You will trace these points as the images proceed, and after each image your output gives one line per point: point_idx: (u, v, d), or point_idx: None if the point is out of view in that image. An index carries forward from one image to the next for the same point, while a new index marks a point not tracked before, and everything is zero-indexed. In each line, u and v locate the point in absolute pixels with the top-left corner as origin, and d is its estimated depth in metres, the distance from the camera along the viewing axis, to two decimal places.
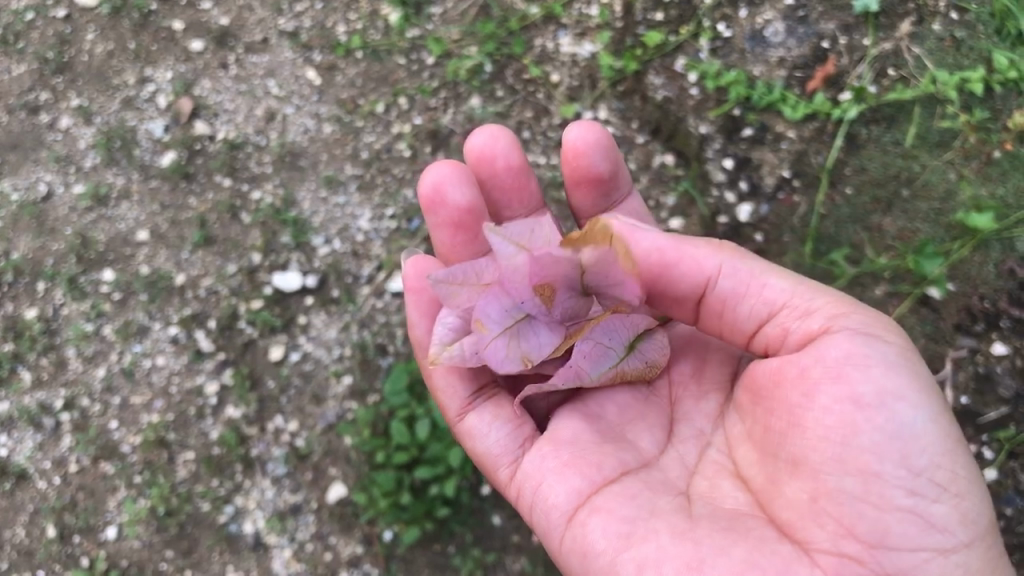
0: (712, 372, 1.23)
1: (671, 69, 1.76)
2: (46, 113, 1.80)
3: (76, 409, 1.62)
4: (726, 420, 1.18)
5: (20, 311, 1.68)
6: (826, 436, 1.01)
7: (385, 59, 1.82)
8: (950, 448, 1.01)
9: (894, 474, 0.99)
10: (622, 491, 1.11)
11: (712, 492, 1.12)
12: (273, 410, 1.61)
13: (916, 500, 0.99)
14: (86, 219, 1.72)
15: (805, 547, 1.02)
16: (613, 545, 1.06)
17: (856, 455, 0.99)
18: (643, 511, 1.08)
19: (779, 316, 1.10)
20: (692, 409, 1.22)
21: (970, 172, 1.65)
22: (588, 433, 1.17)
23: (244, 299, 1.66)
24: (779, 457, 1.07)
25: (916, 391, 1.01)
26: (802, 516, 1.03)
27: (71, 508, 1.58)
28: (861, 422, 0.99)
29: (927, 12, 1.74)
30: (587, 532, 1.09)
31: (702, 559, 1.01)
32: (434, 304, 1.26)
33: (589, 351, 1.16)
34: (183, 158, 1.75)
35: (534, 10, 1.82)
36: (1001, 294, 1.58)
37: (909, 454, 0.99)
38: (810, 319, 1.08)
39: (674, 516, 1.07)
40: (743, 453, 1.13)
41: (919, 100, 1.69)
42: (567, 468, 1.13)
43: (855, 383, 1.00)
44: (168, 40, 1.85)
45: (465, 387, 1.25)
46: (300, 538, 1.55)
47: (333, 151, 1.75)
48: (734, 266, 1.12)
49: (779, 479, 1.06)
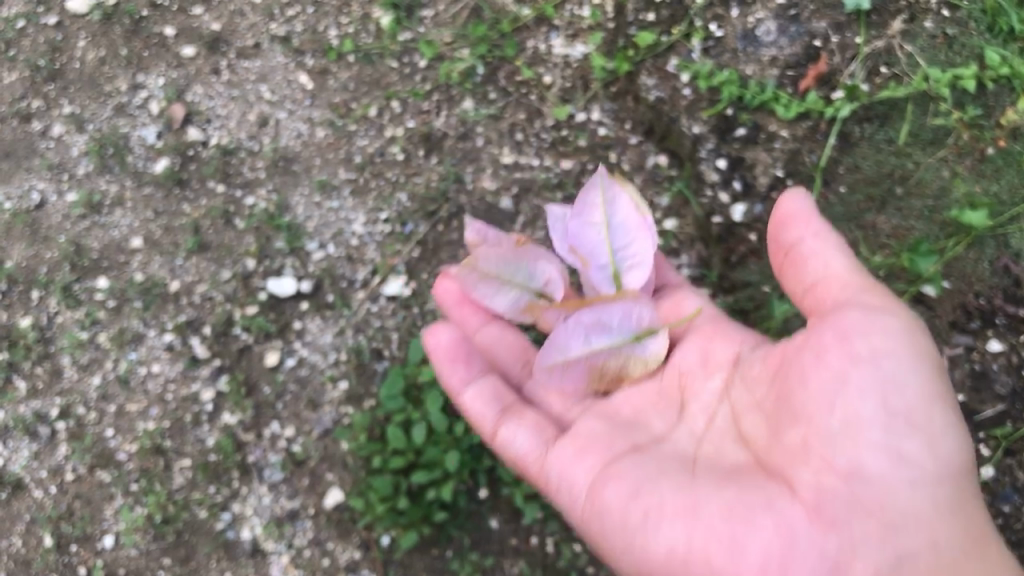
0: (717, 354, 1.23)
1: (663, 70, 1.75)
2: (38, 121, 1.80)
3: (72, 417, 1.63)
4: (732, 392, 1.18)
5: (15, 320, 1.68)
6: (822, 389, 1.03)
7: (377, 62, 1.81)
8: (929, 395, 1.02)
9: (874, 417, 1.00)
10: (628, 461, 1.14)
11: (713, 456, 1.14)
12: (269, 416, 1.61)
13: (890, 436, 0.99)
14: (79, 227, 1.72)
15: (791, 486, 1.03)
16: (620, 502, 1.10)
17: (843, 400, 1.01)
18: (645, 475, 1.11)
19: (832, 282, 1.11)
20: (701, 387, 1.22)
21: (963, 169, 1.65)
22: (602, 425, 1.22)
23: (238, 305, 1.66)
24: (776, 418, 1.09)
25: (896, 342, 1.03)
26: (794, 462, 1.04)
27: (67, 517, 1.59)
28: (851, 373, 1.02)
29: (918, 10, 1.74)
30: (598, 496, 1.13)
31: (699, 501, 1.05)
32: (453, 350, 1.30)
33: (592, 324, 1.27)
34: (176, 164, 1.75)
35: (526, 11, 1.82)
36: (996, 291, 1.59)
37: (886, 397, 1.00)
38: (845, 287, 1.10)
39: (667, 475, 1.10)
40: (748, 419, 1.13)
41: (912, 97, 1.69)
42: (581, 452, 1.19)
43: (854, 341, 1.03)
44: (159, 47, 1.84)
45: (492, 407, 1.28)
46: (297, 544, 1.56)
47: (326, 155, 1.75)
48: (821, 232, 1.14)
49: (777, 435, 1.08)
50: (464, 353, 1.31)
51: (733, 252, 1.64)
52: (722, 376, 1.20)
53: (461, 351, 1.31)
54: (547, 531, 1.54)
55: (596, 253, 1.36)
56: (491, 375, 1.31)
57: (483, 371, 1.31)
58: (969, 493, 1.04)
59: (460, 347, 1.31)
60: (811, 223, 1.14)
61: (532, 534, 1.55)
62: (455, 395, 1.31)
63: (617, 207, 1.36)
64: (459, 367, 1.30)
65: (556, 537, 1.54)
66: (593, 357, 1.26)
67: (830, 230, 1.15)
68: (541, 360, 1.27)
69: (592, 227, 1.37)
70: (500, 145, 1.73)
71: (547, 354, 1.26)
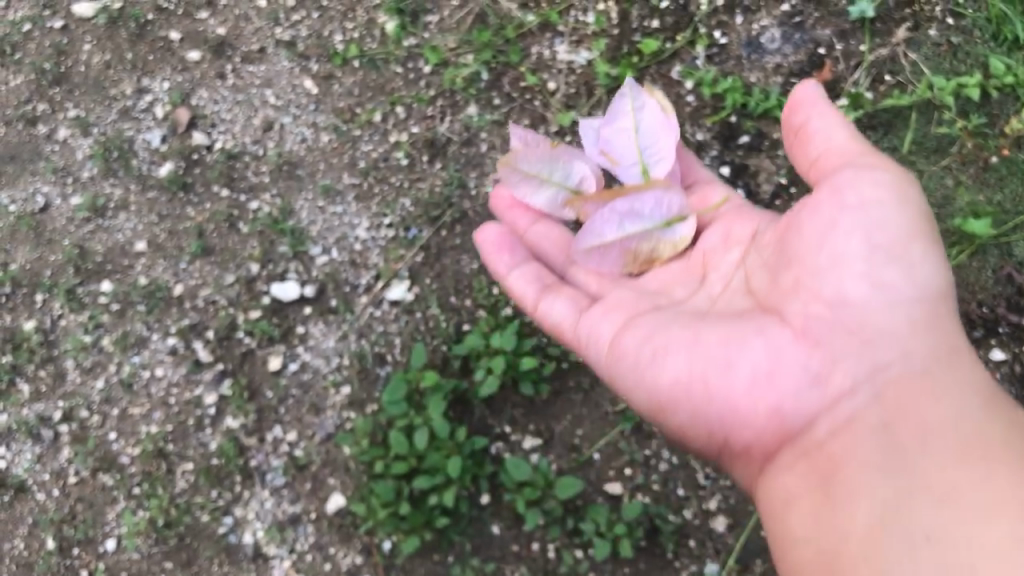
0: (738, 231, 1.31)
1: (667, 76, 1.76)
2: (44, 124, 1.81)
3: (74, 421, 1.63)
4: (747, 259, 1.26)
5: (19, 323, 1.69)
6: (814, 234, 1.13)
7: (382, 67, 1.81)
8: (912, 234, 1.10)
9: (857, 253, 1.09)
10: (645, 316, 1.26)
11: (724, 306, 1.24)
12: (272, 420, 1.61)
13: (869, 269, 1.09)
14: (83, 231, 1.73)
15: (783, 318, 1.14)
16: (635, 347, 1.22)
17: (830, 243, 1.11)
18: (657, 322, 1.23)
19: (832, 153, 1.17)
20: (721, 260, 1.30)
21: (967, 178, 1.65)
22: (630, 294, 1.32)
23: (242, 309, 1.67)
24: (778, 256, 1.19)
25: (884, 190, 1.11)
26: (788, 297, 1.15)
27: (70, 520, 1.59)
28: (840, 219, 1.11)
29: (922, 18, 1.74)
30: (617, 344, 1.25)
31: (698, 340, 1.17)
32: (500, 244, 1.41)
33: (626, 212, 1.37)
34: (181, 168, 1.76)
35: (531, 18, 1.81)
36: (999, 299, 1.58)
37: (869, 235, 1.09)
38: (842, 151, 1.17)
39: (676, 321, 1.22)
40: (757, 271, 1.23)
41: (916, 105, 1.69)
42: (608, 310, 1.30)
43: (844, 191, 1.12)
44: (164, 51, 1.84)
45: (534, 285, 1.38)
46: (299, 549, 1.56)
47: (330, 160, 1.75)
48: (826, 113, 1.20)
49: (777, 279, 1.18)
50: (509, 244, 1.41)
51: None
52: (739, 249, 1.28)
53: (506, 244, 1.41)
54: (549, 537, 1.54)
55: (626, 154, 1.47)
56: (534, 261, 1.41)
57: (526, 258, 1.41)
58: (951, 311, 1.13)
59: (505, 241, 1.41)
60: (816, 108, 1.20)
61: (533, 539, 1.55)
62: (502, 280, 1.41)
63: (644, 112, 1.47)
64: (503, 256, 1.40)
65: (558, 542, 1.54)
66: (627, 242, 1.36)
67: (836, 111, 1.21)
68: (578, 244, 1.37)
69: (622, 131, 1.48)
70: (504, 151, 1.74)
71: (584, 236, 1.36)
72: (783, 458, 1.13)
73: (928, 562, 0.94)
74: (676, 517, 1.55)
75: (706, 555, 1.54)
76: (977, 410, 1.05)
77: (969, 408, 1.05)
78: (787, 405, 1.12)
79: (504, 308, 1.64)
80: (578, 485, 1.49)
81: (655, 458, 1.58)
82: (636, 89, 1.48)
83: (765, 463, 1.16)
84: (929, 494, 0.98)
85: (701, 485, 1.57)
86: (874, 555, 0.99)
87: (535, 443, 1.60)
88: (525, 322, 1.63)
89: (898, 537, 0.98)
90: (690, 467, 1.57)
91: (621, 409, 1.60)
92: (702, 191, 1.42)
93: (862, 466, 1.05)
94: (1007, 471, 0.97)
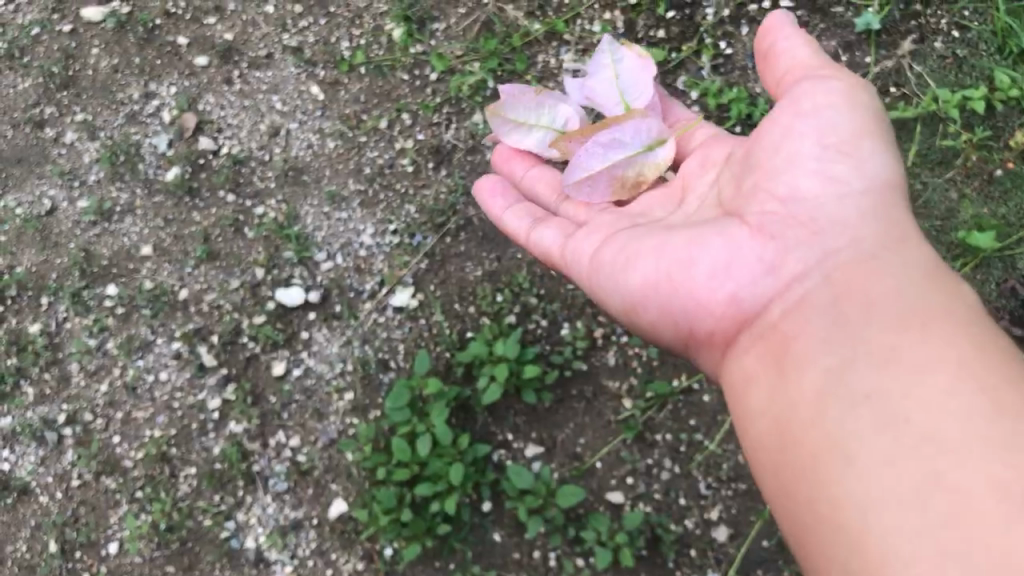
0: (714, 153, 1.30)
1: (672, 86, 1.76)
2: (51, 128, 1.82)
3: (78, 424, 1.64)
4: (720, 176, 1.25)
5: (24, 325, 1.69)
6: (773, 139, 1.13)
7: (388, 74, 1.81)
8: (864, 132, 1.09)
9: (808, 152, 1.09)
10: (620, 230, 1.27)
11: (694, 218, 1.23)
12: (275, 425, 1.62)
13: (821, 164, 1.08)
14: (89, 234, 1.73)
15: (743, 217, 1.13)
16: (610, 255, 1.23)
17: (787, 144, 1.11)
18: (631, 231, 1.24)
19: (795, 69, 1.18)
20: (698, 181, 1.29)
21: (971, 191, 1.64)
22: (610, 214, 1.33)
23: (247, 314, 1.67)
24: (743, 165, 1.19)
25: (837, 96, 1.11)
26: (748, 199, 1.14)
27: (73, 523, 1.60)
28: (795, 123, 1.12)
29: (928, 30, 1.74)
30: (593, 256, 1.26)
31: (663, 243, 1.17)
32: (496, 187, 1.46)
33: (609, 140, 1.35)
34: (187, 172, 1.76)
35: (537, 26, 1.81)
36: (1003, 312, 1.58)
37: (821, 134, 1.09)
38: (801, 64, 1.17)
39: (647, 230, 1.22)
40: (725, 184, 1.23)
41: (922, 117, 1.68)
42: (591, 230, 1.31)
43: (799, 97, 1.13)
44: (172, 55, 1.85)
45: (525, 219, 1.40)
46: (301, 554, 1.56)
47: (336, 166, 1.76)
48: (792, 34, 1.19)
49: (742, 187, 1.17)
50: (504, 186, 1.46)
51: None
52: (715, 169, 1.27)
53: (502, 186, 1.46)
54: (550, 545, 1.54)
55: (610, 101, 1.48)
56: (529, 201, 1.44)
57: (522, 198, 1.44)
58: (906, 201, 1.11)
59: (500, 183, 1.46)
60: (783, 30, 1.20)
61: (535, 547, 1.55)
62: (499, 220, 1.44)
63: (622, 59, 1.50)
64: (498, 198, 1.45)
65: (559, 551, 1.55)
66: (614, 167, 1.34)
67: (806, 36, 1.21)
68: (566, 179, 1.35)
69: (605, 78, 1.50)
70: None
71: (570, 171, 1.35)
72: (742, 342, 1.10)
73: (878, 430, 0.89)
74: (678, 526, 1.56)
75: (707, 565, 1.54)
76: (924, 277, 1.02)
77: (915, 275, 1.02)
78: (743, 290, 1.09)
79: (508, 315, 1.65)
80: (581, 494, 1.49)
81: (657, 467, 1.59)
82: (614, 44, 1.50)
83: (726, 351, 1.12)
84: (867, 356, 0.95)
85: (702, 494, 1.57)
86: (820, 422, 0.94)
87: (537, 451, 1.60)
88: (528, 330, 1.64)
89: (839, 400, 0.93)
90: (692, 476, 1.58)
91: (624, 418, 1.60)
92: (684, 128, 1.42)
93: (808, 336, 1.02)
94: (951, 333, 0.94)
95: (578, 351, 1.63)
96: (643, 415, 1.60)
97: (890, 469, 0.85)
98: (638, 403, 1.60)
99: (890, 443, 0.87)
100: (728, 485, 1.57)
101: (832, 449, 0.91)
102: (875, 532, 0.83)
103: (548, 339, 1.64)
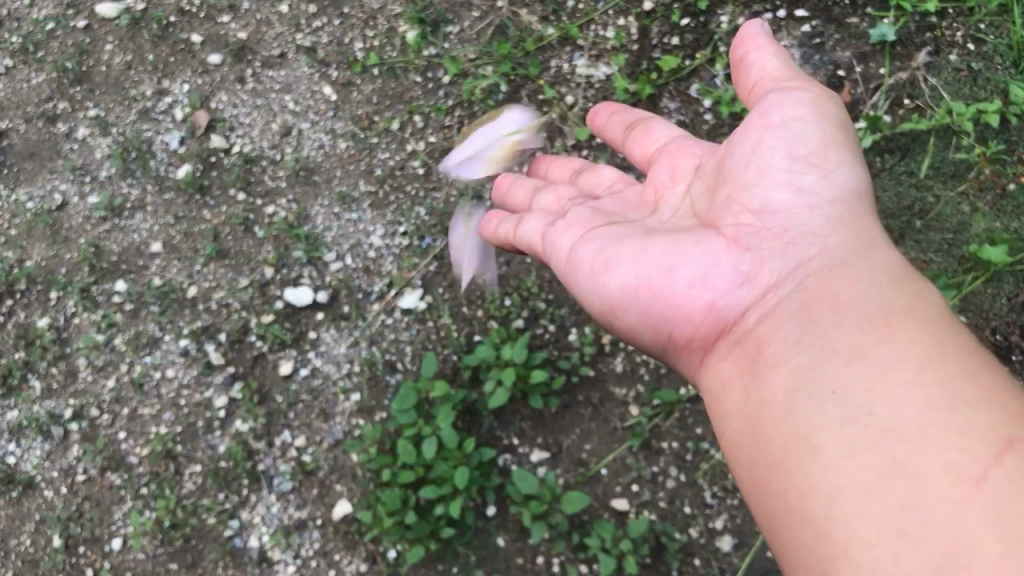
0: (687, 160, 1.29)
1: (685, 94, 1.76)
2: (63, 122, 1.82)
3: (85, 419, 1.64)
4: (696, 184, 1.23)
5: (32, 320, 1.70)
6: (743, 149, 1.11)
7: (401, 76, 1.81)
8: (832, 141, 1.07)
9: (777, 164, 1.07)
10: (599, 232, 1.26)
11: (672, 222, 1.22)
12: (281, 425, 1.62)
13: (791, 174, 1.07)
14: (99, 230, 1.73)
15: (718, 225, 1.11)
16: (589, 258, 1.22)
17: (756, 156, 1.09)
18: (611, 235, 1.23)
19: (765, 81, 1.15)
20: (671, 191, 1.28)
21: (984, 205, 1.63)
22: (591, 216, 1.32)
23: (255, 313, 1.67)
24: (718, 175, 1.17)
25: (804, 109, 1.09)
26: (723, 207, 1.12)
27: (77, 518, 1.60)
28: (763, 135, 1.09)
29: (943, 42, 1.74)
30: (574, 257, 1.25)
31: (639, 249, 1.16)
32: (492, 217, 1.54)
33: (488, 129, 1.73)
34: (198, 170, 1.76)
35: (551, 31, 1.81)
36: (1012, 326, 1.57)
37: (790, 146, 1.07)
38: (771, 77, 1.15)
39: (625, 235, 1.21)
40: (702, 190, 1.21)
41: (935, 130, 1.67)
42: (571, 230, 1.30)
43: (767, 108, 1.11)
44: (186, 53, 1.85)
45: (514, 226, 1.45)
46: (304, 555, 1.56)
47: (347, 167, 1.76)
48: (764, 44, 1.16)
49: (717, 193, 1.16)
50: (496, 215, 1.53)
51: None
52: (688, 177, 1.26)
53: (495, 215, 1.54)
54: (554, 551, 1.54)
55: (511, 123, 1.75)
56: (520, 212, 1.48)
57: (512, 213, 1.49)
58: (874, 210, 1.09)
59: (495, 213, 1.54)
60: (755, 40, 1.16)
61: (539, 553, 1.55)
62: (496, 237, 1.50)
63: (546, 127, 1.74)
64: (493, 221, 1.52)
65: (562, 557, 1.55)
66: None
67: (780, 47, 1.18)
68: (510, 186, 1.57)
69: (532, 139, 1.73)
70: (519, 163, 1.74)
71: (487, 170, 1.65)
72: (720, 347, 1.08)
73: (845, 429, 0.86)
74: (682, 535, 1.55)
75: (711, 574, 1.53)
76: (892, 279, 0.99)
77: (883, 278, 0.99)
78: (720, 299, 1.07)
79: (516, 320, 1.65)
80: (586, 499, 1.48)
81: (662, 475, 1.58)
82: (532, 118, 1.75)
83: (703, 355, 1.11)
84: (835, 358, 0.92)
85: (708, 503, 1.56)
86: (791, 420, 0.92)
87: (543, 456, 1.59)
88: (536, 335, 1.65)
89: (808, 399, 0.91)
90: (697, 485, 1.57)
91: (630, 425, 1.60)
92: (645, 128, 1.42)
93: (779, 339, 1.00)
94: (918, 331, 0.91)
95: (585, 357, 1.62)
96: (650, 422, 1.60)
97: (855, 465, 0.83)
98: (645, 411, 1.60)
99: (855, 442, 0.84)
100: (733, 494, 1.56)
101: (800, 446, 0.89)
102: (840, 524, 0.81)
103: (557, 344, 1.64)
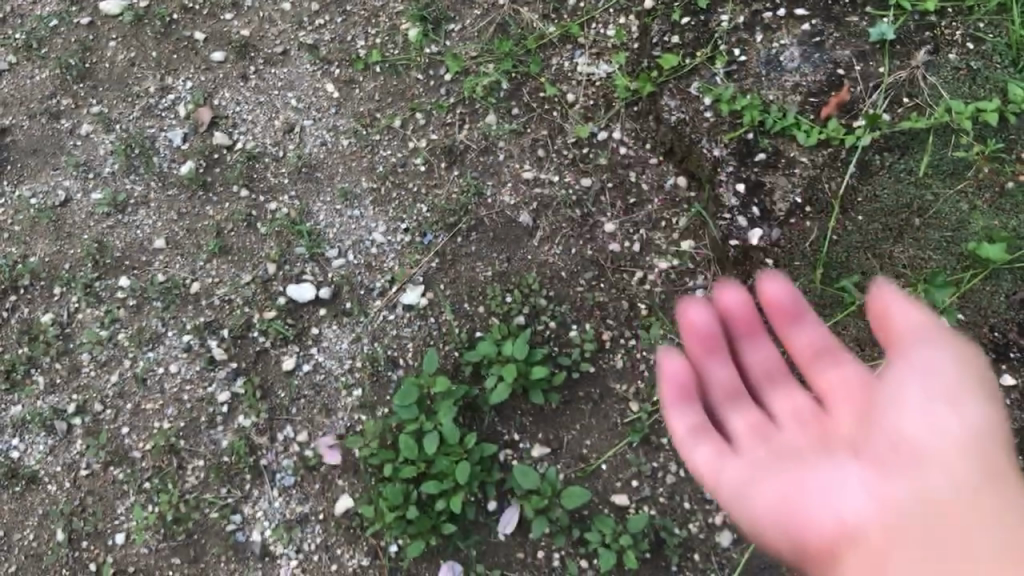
0: (828, 368, 1.24)
1: (685, 91, 1.76)
2: (67, 119, 1.82)
3: (88, 414, 1.65)
4: (832, 396, 1.21)
5: (36, 315, 1.70)
6: (892, 389, 1.10)
7: (403, 74, 1.82)
8: (976, 433, 1.06)
9: (916, 402, 1.08)
10: (727, 428, 1.23)
11: (805, 427, 1.20)
12: (283, 420, 1.63)
13: (932, 416, 1.06)
14: (102, 226, 1.74)
15: (859, 453, 1.12)
16: (715, 455, 1.20)
17: (897, 409, 1.09)
18: (742, 435, 1.21)
19: (894, 326, 1.10)
20: (804, 396, 1.24)
21: (982, 203, 1.64)
22: (721, 386, 1.26)
23: (257, 309, 1.68)
24: (862, 404, 1.16)
25: (951, 366, 1.07)
26: (860, 435, 1.13)
27: (79, 512, 1.60)
28: (904, 394, 1.09)
29: (942, 41, 1.75)
30: (697, 451, 1.21)
31: (767, 475, 1.14)
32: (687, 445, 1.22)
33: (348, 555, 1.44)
34: (201, 167, 1.77)
35: (551, 29, 1.83)
36: (1011, 324, 1.57)
37: (936, 422, 1.06)
38: (909, 317, 1.09)
39: (758, 439, 1.20)
40: (839, 401, 1.19)
41: (934, 129, 1.68)
42: (686, 398, 1.25)
43: (910, 348, 1.08)
44: (189, 50, 1.86)
45: (683, 426, 1.24)
46: (306, 549, 1.57)
47: (349, 164, 1.77)
48: (903, 301, 1.10)
49: (859, 422, 1.14)
50: (686, 451, 1.23)
51: (750, 275, 1.64)
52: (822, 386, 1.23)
53: (690, 443, 1.23)
54: (554, 546, 1.55)
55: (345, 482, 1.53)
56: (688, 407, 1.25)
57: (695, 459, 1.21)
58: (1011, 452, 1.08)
59: (684, 445, 1.23)
60: (890, 296, 1.11)
61: (539, 547, 1.55)
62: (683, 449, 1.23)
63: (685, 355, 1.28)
64: (698, 447, 1.21)
65: (563, 551, 1.55)
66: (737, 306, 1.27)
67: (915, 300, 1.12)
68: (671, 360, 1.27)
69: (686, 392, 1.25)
70: (521, 160, 1.75)
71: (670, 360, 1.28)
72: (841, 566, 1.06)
73: None
74: (682, 530, 1.56)
75: (711, 570, 1.54)
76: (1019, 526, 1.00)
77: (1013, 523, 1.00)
78: (852, 520, 1.07)
79: (517, 316, 1.66)
80: (587, 494, 1.52)
81: (662, 471, 1.59)
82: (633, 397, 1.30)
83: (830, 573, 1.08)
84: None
85: (707, 499, 1.57)
86: None
87: (543, 452, 1.60)
88: (537, 331, 1.65)
89: None
90: (697, 481, 1.58)
91: (630, 421, 1.61)
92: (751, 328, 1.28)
93: (904, 561, 1.01)
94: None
95: (586, 353, 1.64)
96: (649, 418, 1.61)
97: None
98: (644, 407, 1.61)
99: None
100: None
101: None
102: None
103: (557, 340, 1.65)
